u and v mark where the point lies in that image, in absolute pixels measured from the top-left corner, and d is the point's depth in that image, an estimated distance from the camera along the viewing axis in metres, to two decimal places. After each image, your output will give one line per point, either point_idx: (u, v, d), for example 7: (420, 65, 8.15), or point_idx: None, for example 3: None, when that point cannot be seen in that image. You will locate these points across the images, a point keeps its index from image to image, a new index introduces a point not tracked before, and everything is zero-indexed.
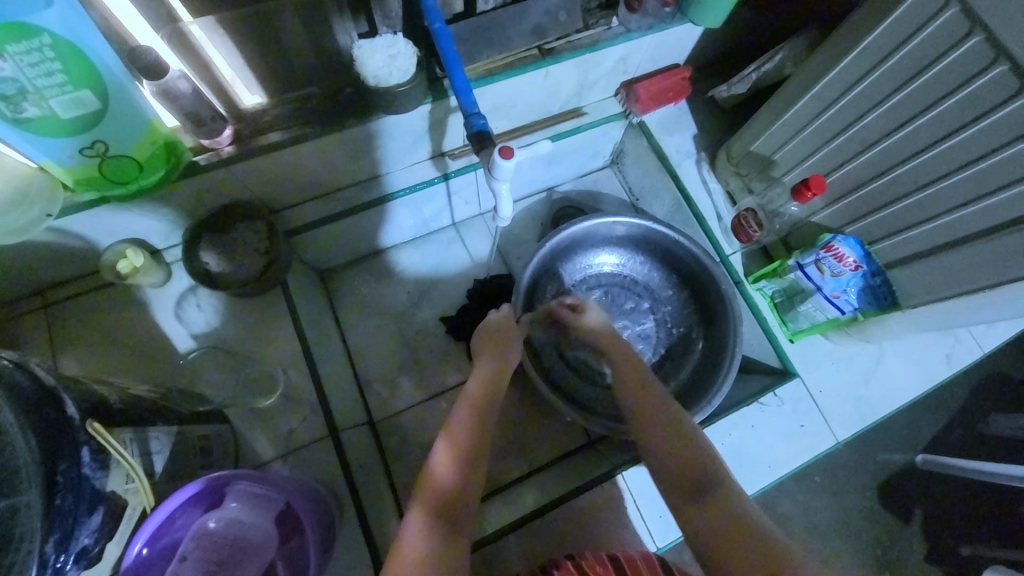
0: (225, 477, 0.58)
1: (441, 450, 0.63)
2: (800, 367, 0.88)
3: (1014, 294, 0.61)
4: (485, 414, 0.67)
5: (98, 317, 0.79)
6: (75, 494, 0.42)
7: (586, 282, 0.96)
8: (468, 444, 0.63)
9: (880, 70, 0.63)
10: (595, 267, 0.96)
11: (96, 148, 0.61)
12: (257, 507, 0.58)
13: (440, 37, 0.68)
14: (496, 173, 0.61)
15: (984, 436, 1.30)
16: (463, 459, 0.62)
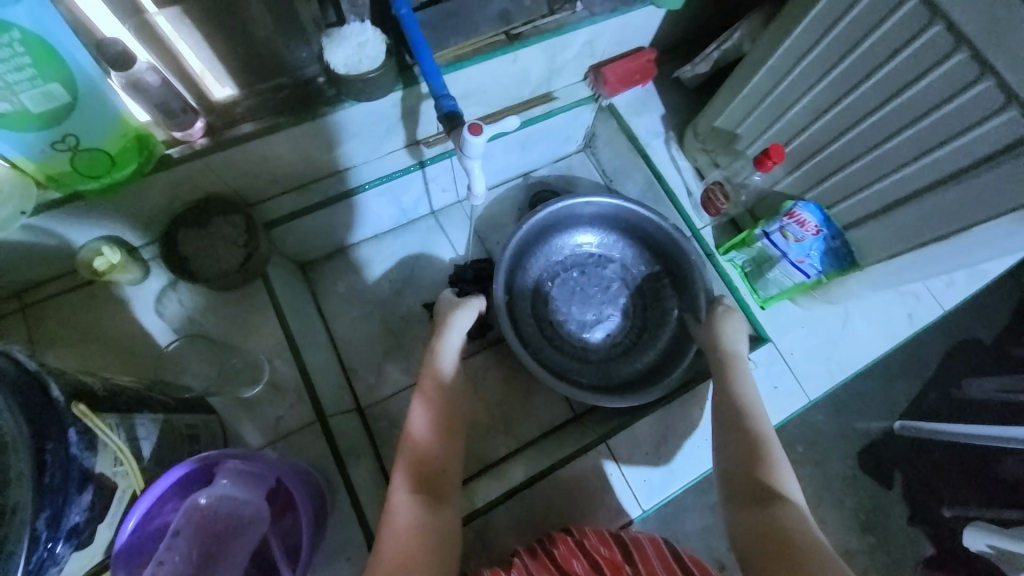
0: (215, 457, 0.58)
1: (417, 414, 0.70)
2: (772, 332, 0.91)
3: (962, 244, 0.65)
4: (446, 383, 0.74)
5: (77, 316, 0.79)
6: (63, 472, 0.43)
7: (562, 262, 0.98)
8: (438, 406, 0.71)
9: (827, 40, 0.67)
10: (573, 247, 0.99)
11: (68, 142, 0.61)
12: (248, 484, 0.58)
13: (407, 23, 0.71)
14: (467, 150, 0.62)
15: (957, 399, 1.35)
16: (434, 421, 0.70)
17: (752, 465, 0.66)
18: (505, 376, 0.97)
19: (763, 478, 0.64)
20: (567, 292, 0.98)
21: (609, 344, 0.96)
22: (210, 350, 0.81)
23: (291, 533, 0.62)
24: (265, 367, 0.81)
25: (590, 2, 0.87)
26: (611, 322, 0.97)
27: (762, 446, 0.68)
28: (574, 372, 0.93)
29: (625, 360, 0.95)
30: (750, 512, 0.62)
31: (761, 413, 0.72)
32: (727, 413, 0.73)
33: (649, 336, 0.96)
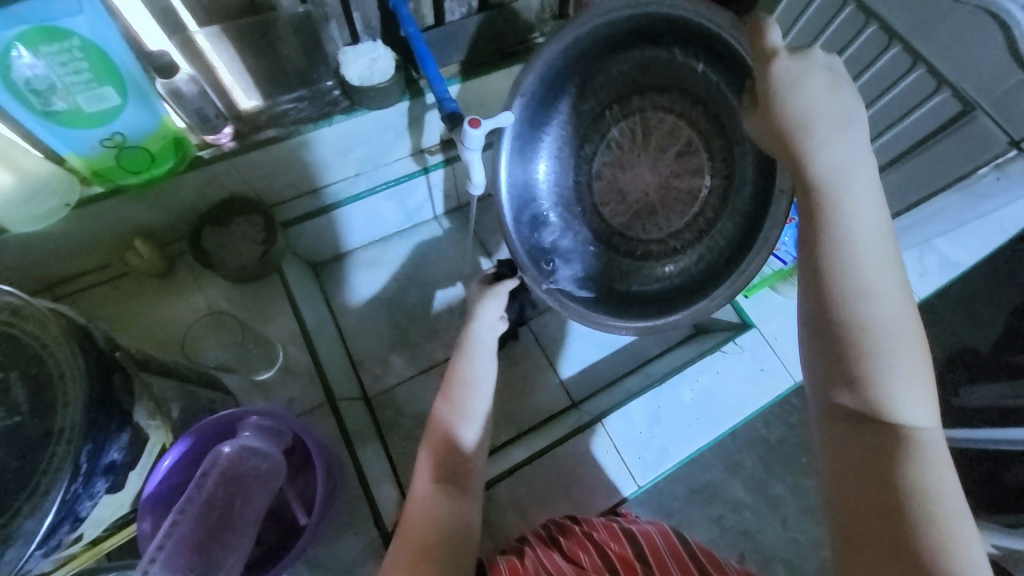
0: (240, 413, 0.65)
1: (450, 385, 0.69)
2: (757, 319, 0.97)
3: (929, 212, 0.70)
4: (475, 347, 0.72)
5: (109, 307, 0.86)
6: (108, 410, 0.48)
7: (571, 162, 0.78)
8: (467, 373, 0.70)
9: (792, 38, 0.77)
10: (574, 123, 0.76)
11: (115, 140, 0.69)
12: (268, 438, 0.64)
13: (415, 39, 0.79)
14: (467, 141, 0.70)
15: (958, 407, 1.36)
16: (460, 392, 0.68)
17: (861, 379, 0.47)
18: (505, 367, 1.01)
19: (877, 397, 0.47)
20: (606, 187, 0.79)
21: (689, 219, 0.76)
22: (229, 330, 0.85)
23: (305, 492, 0.68)
24: (279, 352, 0.87)
25: None
26: (681, 178, 0.75)
27: (871, 351, 0.47)
28: (670, 281, 0.77)
29: (723, 224, 0.73)
30: (852, 444, 0.47)
31: (877, 298, 0.48)
32: (819, 302, 0.50)
33: (739, 160, 0.71)
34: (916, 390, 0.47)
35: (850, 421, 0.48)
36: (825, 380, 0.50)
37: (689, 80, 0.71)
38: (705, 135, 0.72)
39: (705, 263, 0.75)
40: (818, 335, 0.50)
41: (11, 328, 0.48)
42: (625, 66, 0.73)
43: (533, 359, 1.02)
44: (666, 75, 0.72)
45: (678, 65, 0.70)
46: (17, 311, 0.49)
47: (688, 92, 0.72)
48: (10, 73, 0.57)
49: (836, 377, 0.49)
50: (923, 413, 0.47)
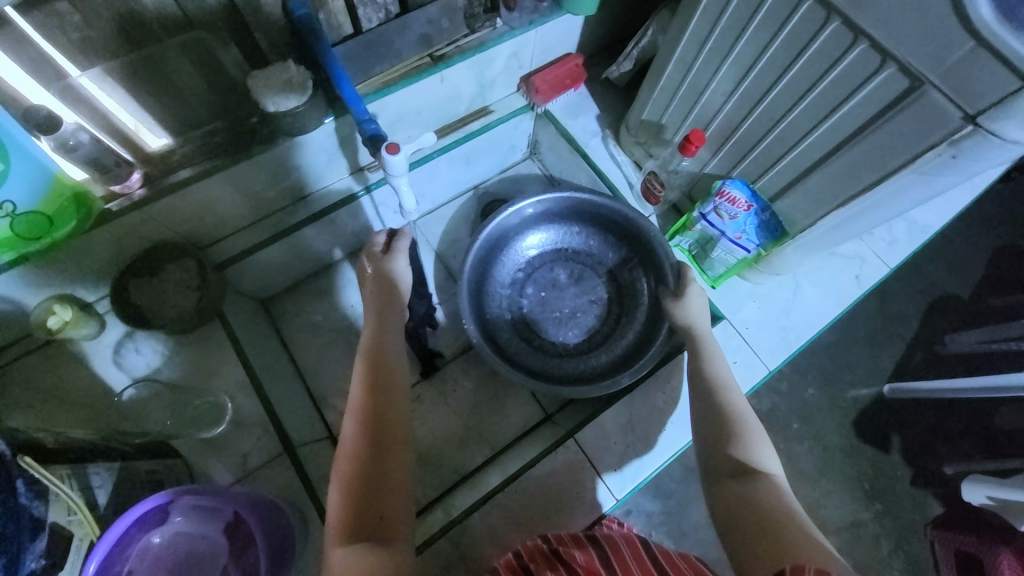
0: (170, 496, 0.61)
1: (347, 426, 0.64)
2: (726, 309, 0.94)
3: (891, 190, 0.65)
4: (377, 364, 0.69)
5: (35, 377, 0.79)
6: (14, 521, 0.45)
7: (532, 260, 1.03)
8: (365, 406, 0.64)
9: (721, 25, 0.71)
10: (548, 239, 1.03)
11: (4, 208, 0.62)
12: (199, 520, 0.62)
13: (328, 58, 0.74)
14: (389, 167, 0.65)
15: (944, 356, 1.35)
16: (361, 426, 0.63)
17: (729, 439, 0.65)
18: (474, 387, 0.99)
19: (740, 451, 0.63)
20: (537, 295, 1.02)
21: (584, 339, 0.99)
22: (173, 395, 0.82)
23: (254, 564, 0.63)
24: (226, 407, 0.82)
25: (508, 17, 0.92)
26: (591, 313, 1.00)
27: (738, 423, 0.66)
28: (551, 368, 0.96)
29: (600, 351, 0.98)
30: (727, 484, 0.61)
31: (736, 393, 0.70)
32: (704, 392, 0.70)
33: (626, 320, 0.99)
34: (770, 448, 0.64)
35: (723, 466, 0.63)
36: (709, 445, 0.66)
37: (622, 256, 1.01)
38: (614, 298, 1.01)
39: (573, 375, 0.95)
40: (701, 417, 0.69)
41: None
42: (596, 233, 1.02)
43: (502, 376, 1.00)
44: (609, 258, 1.02)
45: (623, 247, 1.01)
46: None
47: (617, 270, 1.02)
48: None
49: (714, 440, 0.66)
50: (774, 466, 0.63)
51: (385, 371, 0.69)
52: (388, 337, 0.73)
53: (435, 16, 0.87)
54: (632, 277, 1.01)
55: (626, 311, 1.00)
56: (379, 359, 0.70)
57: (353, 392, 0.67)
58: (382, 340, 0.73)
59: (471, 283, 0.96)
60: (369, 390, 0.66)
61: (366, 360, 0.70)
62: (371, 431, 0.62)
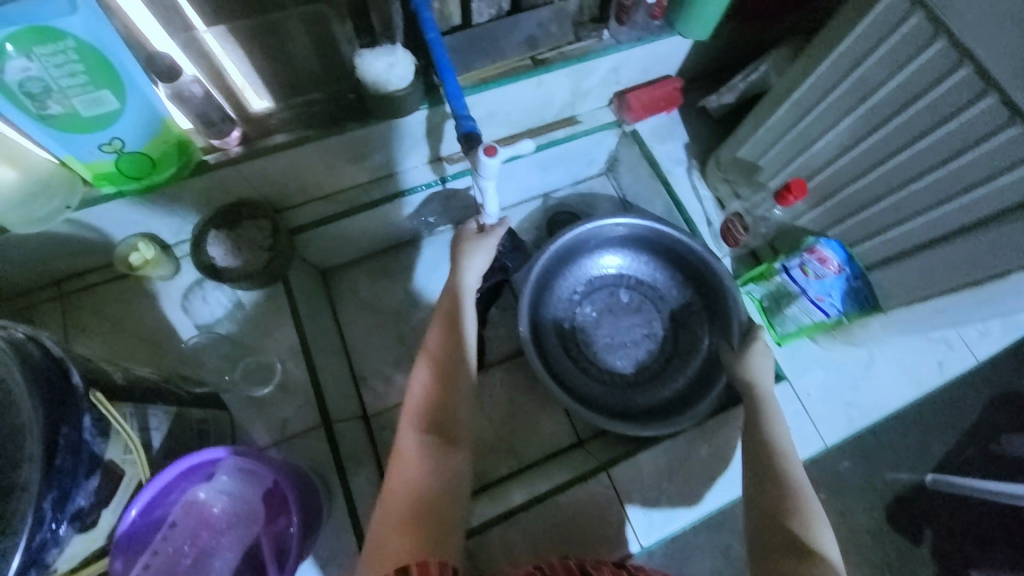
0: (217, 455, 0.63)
1: (405, 437, 0.61)
2: (790, 371, 0.89)
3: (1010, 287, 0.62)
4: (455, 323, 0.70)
5: (111, 306, 0.85)
6: (74, 456, 0.45)
7: (596, 281, 1.02)
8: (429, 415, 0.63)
9: (855, 77, 0.66)
10: (612, 262, 1.02)
11: (114, 145, 0.66)
12: (248, 482, 0.65)
13: (434, 46, 0.71)
14: (481, 170, 0.64)
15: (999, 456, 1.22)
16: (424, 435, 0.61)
17: (786, 507, 0.61)
18: (510, 396, 0.98)
19: (795, 519, 0.60)
20: (594, 318, 1.01)
21: (633, 371, 0.98)
22: (231, 348, 0.86)
23: (285, 533, 0.65)
24: (276, 369, 0.85)
25: (616, 31, 0.89)
26: (644, 347, 0.99)
27: (799, 498, 0.62)
28: (595, 394, 0.95)
29: (647, 387, 0.96)
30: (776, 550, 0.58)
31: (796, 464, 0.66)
32: (765, 455, 0.66)
33: (679, 362, 0.98)
34: (829, 531, 0.60)
35: (777, 534, 0.59)
36: (762, 511, 0.62)
37: (686, 295, 1.00)
38: (670, 335, 1.00)
39: (613, 407, 0.94)
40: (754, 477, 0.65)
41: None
42: (665, 267, 1.01)
43: (540, 392, 0.98)
44: (673, 294, 1.01)
45: (689, 285, 1.00)
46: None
47: (679, 307, 1.01)
48: (1, 75, 0.54)
49: (768, 505, 0.62)
50: (834, 554, 0.58)
51: (451, 376, 0.67)
52: (457, 334, 0.69)
53: (546, 20, 0.85)
54: (693, 319, 0.99)
55: (681, 352, 0.98)
56: (444, 362, 0.67)
57: (413, 400, 0.65)
58: (451, 340, 0.69)
59: (533, 293, 0.95)
60: (434, 398, 0.65)
61: (429, 365, 0.67)
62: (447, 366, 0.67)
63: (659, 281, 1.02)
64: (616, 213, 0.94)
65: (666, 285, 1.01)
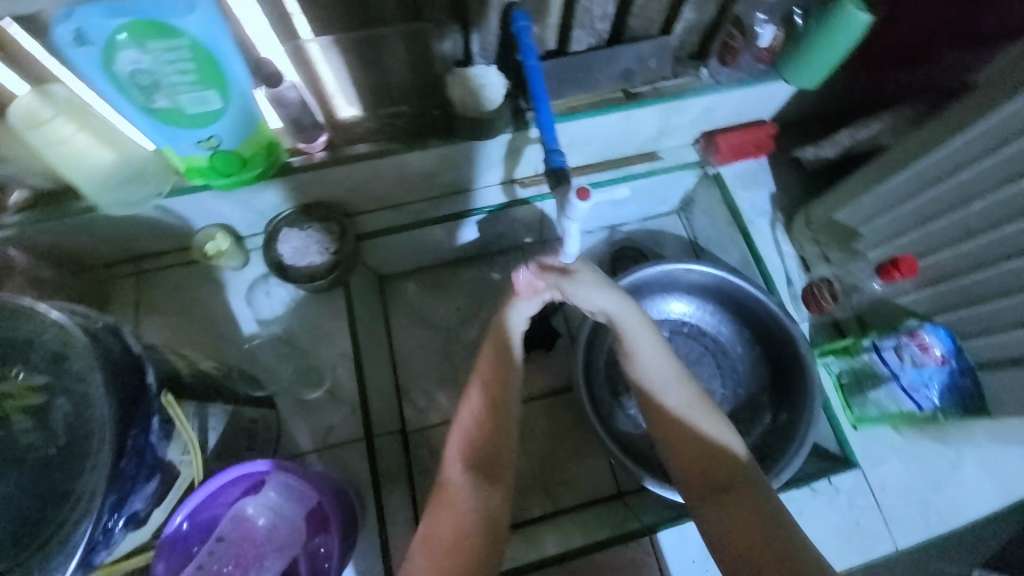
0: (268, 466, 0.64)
1: (453, 453, 0.66)
2: (863, 459, 0.82)
3: None
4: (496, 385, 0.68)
5: (182, 291, 0.88)
6: (137, 459, 0.46)
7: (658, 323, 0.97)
8: (479, 447, 0.66)
9: (994, 159, 0.60)
10: (669, 306, 0.97)
11: (211, 142, 0.67)
12: (292, 497, 0.64)
13: (532, 75, 0.67)
14: (569, 212, 0.61)
15: None
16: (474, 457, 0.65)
17: (758, 525, 0.56)
18: (553, 432, 0.94)
19: (769, 537, 0.55)
20: None
21: None
22: (286, 349, 0.88)
23: (320, 554, 0.66)
24: (328, 375, 0.87)
25: (717, 70, 0.84)
26: None
27: (762, 518, 0.56)
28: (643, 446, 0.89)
29: None
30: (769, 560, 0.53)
31: (747, 475, 0.60)
32: (715, 490, 0.60)
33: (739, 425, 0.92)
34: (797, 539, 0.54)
35: (761, 554, 0.54)
36: (734, 530, 0.57)
37: (752, 352, 0.94)
38: (729, 394, 0.94)
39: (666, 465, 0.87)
40: (710, 489, 0.60)
41: (51, 348, 0.46)
42: (734, 319, 0.95)
43: (584, 433, 0.94)
44: (736, 349, 0.96)
45: (758, 342, 0.93)
46: (61, 334, 0.46)
47: (741, 365, 0.95)
48: (114, 65, 0.56)
49: (737, 523, 0.57)
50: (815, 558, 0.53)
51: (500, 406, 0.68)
52: (496, 411, 0.67)
53: (646, 54, 0.81)
54: (757, 380, 0.94)
55: (740, 415, 0.92)
56: (497, 403, 0.68)
57: (474, 386, 0.69)
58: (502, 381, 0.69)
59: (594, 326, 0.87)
60: (485, 435, 0.66)
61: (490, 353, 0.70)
62: (485, 435, 0.66)
63: (722, 333, 0.97)
64: (690, 261, 0.88)
65: (730, 340, 0.96)
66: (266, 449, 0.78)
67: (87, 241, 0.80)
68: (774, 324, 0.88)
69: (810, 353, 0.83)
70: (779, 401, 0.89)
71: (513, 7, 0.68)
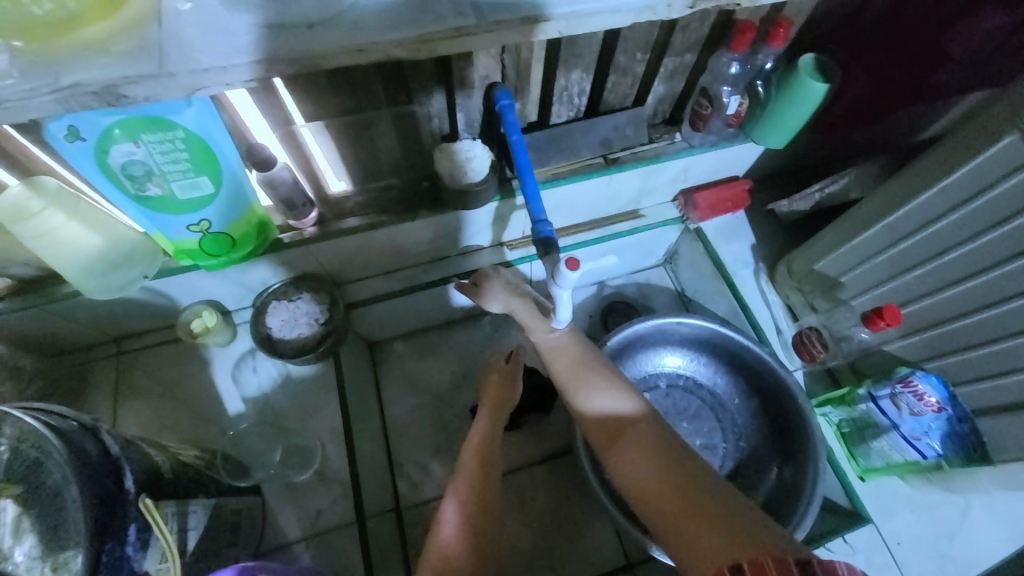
0: None
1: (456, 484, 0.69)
2: (874, 512, 0.79)
3: None
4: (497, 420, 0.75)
5: (164, 371, 0.86)
6: (114, 573, 0.43)
7: (653, 377, 0.96)
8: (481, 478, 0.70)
9: (962, 212, 0.63)
10: (663, 360, 0.96)
11: (202, 225, 0.67)
12: None
13: (517, 149, 0.70)
14: (559, 280, 0.62)
15: None
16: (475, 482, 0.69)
17: (657, 453, 0.57)
18: (554, 500, 0.90)
19: (669, 462, 0.56)
20: None
21: None
22: (273, 426, 0.85)
23: None
24: (318, 453, 0.84)
25: (690, 135, 0.88)
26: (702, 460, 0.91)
27: (657, 444, 0.58)
28: None
29: None
30: (670, 481, 0.55)
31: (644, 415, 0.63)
32: (621, 434, 0.62)
33: (743, 482, 0.89)
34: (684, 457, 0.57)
35: (662, 481, 0.55)
36: (637, 462, 0.58)
37: (749, 404, 0.93)
38: (731, 449, 0.92)
39: None
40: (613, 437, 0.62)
41: (28, 456, 0.43)
42: (728, 371, 0.95)
43: (587, 499, 0.90)
44: (734, 401, 0.94)
45: (754, 393, 0.93)
46: (37, 440, 0.44)
47: (740, 417, 0.94)
48: (107, 158, 0.57)
49: (637, 457, 0.58)
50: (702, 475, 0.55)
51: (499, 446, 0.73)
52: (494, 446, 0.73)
53: (622, 124, 0.86)
54: (758, 433, 0.92)
55: (744, 472, 0.90)
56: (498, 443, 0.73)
57: (469, 449, 0.72)
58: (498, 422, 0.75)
59: None
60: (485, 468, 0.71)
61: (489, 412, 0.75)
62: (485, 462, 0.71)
63: (717, 385, 0.96)
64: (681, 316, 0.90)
65: (725, 392, 0.95)
66: (250, 540, 0.73)
67: (67, 326, 0.78)
68: (769, 375, 0.88)
69: (807, 404, 0.84)
70: (781, 455, 0.87)
71: (495, 86, 0.71)
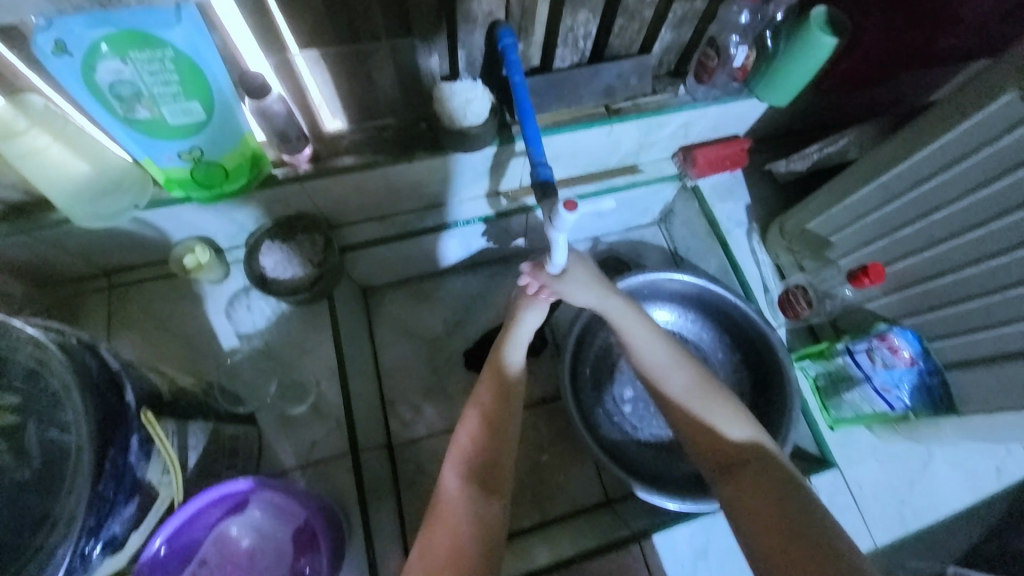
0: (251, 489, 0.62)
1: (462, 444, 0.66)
2: (840, 458, 0.85)
3: None
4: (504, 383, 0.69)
5: (157, 305, 0.86)
6: (116, 481, 0.44)
7: None
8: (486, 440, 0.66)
9: (953, 172, 0.64)
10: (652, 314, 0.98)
11: (193, 153, 0.66)
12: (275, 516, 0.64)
13: (518, 91, 0.68)
14: (556, 222, 0.60)
15: None
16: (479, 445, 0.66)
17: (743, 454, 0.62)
18: (541, 442, 0.94)
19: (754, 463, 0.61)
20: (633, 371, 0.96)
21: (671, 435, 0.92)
22: (268, 363, 0.86)
23: None
24: (312, 390, 0.86)
25: (694, 87, 0.87)
26: None
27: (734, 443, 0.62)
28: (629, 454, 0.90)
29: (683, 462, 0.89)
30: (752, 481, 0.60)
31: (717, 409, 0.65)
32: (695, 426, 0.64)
33: None
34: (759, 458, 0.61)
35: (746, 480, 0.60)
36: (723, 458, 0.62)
37: (731, 359, 0.96)
38: None
39: (652, 471, 0.88)
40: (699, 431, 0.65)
41: (28, 366, 0.44)
42: (714, 328, 0.98)
43: (572, 442, 0.94)
44: (718, 357, 0.97)
45: (737, 349, 0.96)
46: (36, 352, 0.44)
47: (722, 372, 0.97)
48: (94, 75, 0.55)
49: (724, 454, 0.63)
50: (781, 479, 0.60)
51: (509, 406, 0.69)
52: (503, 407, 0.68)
53: (627, 71, 0.84)
54: (738, 387, 0.95)
55: None
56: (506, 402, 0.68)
57: (475, 406, 0.68)
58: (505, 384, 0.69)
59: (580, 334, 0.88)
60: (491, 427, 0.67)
61: (494, 370, 0.70)
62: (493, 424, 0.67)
63: (702, 341, 0.98)
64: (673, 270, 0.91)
65: (710, 347, 0.98)
66: (247, 466, 0.76)
67: (56, 255, 0.77)
68: (754, 331, 0.91)
69: (788, 358, 0.87)
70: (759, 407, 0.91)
71: (499, 24, 0.69)
